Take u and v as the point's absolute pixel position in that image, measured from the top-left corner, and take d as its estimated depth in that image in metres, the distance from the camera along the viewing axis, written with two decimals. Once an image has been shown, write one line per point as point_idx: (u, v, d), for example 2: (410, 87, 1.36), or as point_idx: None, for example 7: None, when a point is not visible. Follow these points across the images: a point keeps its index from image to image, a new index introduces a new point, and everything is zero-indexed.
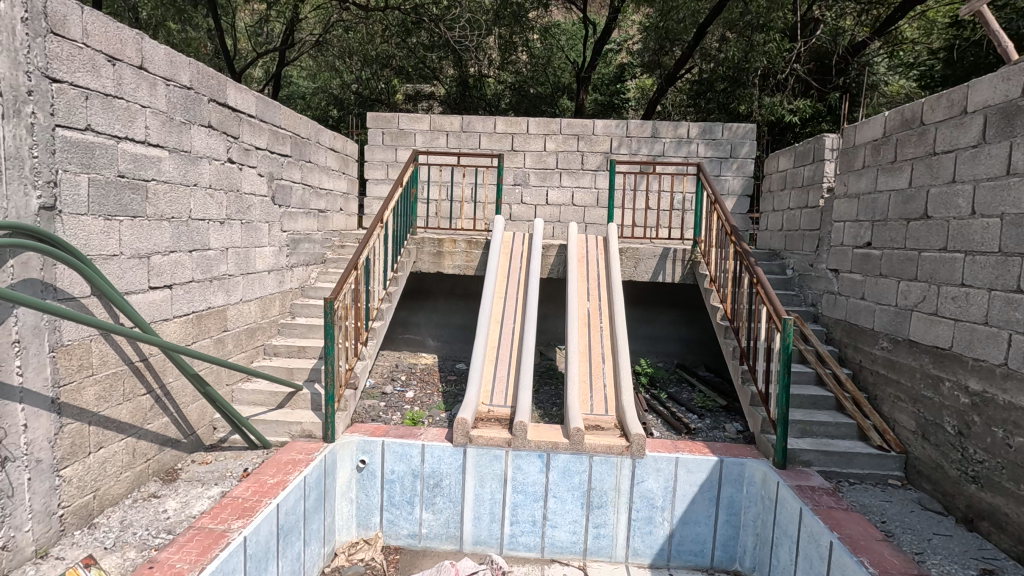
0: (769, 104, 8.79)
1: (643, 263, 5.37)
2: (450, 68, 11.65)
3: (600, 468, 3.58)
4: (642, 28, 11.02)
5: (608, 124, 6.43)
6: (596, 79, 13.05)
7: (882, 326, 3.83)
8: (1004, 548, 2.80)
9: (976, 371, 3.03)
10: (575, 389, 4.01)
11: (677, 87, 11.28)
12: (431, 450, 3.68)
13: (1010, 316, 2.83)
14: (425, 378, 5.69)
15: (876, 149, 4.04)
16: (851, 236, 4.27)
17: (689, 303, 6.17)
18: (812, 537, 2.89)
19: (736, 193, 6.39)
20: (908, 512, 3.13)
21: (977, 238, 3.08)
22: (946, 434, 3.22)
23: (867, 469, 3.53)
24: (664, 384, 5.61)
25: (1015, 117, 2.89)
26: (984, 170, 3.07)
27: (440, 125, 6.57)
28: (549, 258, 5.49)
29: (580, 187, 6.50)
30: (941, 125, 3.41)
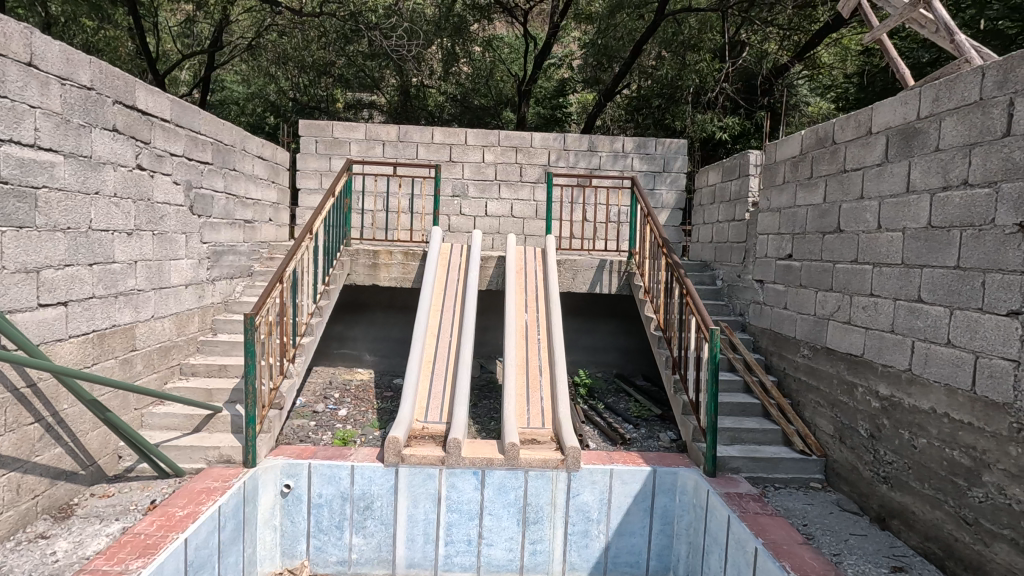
0: (701, 121, 9.18)
1: (580, 275, 5.40)
2: (392, 77, 11.60)
3: (536, 482, 3.54)
4: (582, 45, 11.26)
5: (546, 137, 6.50)
6: (538, 93, 13.21)
7: (803, 334, 4.00)
8: (913, 545, 2.96)
9: (885, 377, 3.20)
10: (511, 402, 3.95)
11: (615, 103, 11.46)
12: (362, 471, 3.53)
13: (913, 325, 3.01)
14: (360, 395, 5.50)
15: (794, 165, 4.24)
16: (774, 248, 4.46)
17: (626, 313, 6.28)
18: (739, 543, 2.95)
19: (669, 206, 6.57)
20: (827, 514, 3.26)
21: (883, 251, 3.27)
22: (860, 437, 3.38)
23: (791, 473, 3.66)
24: (602, 394, 5.68)
25: (912, 139, 3.10)
26: (887, 188, 3.27)
27: (377, 135, 6.44)
28: (488, 270, 5.43)
29: (519, 199, 6.52)
30: (850, 144, 3.62)
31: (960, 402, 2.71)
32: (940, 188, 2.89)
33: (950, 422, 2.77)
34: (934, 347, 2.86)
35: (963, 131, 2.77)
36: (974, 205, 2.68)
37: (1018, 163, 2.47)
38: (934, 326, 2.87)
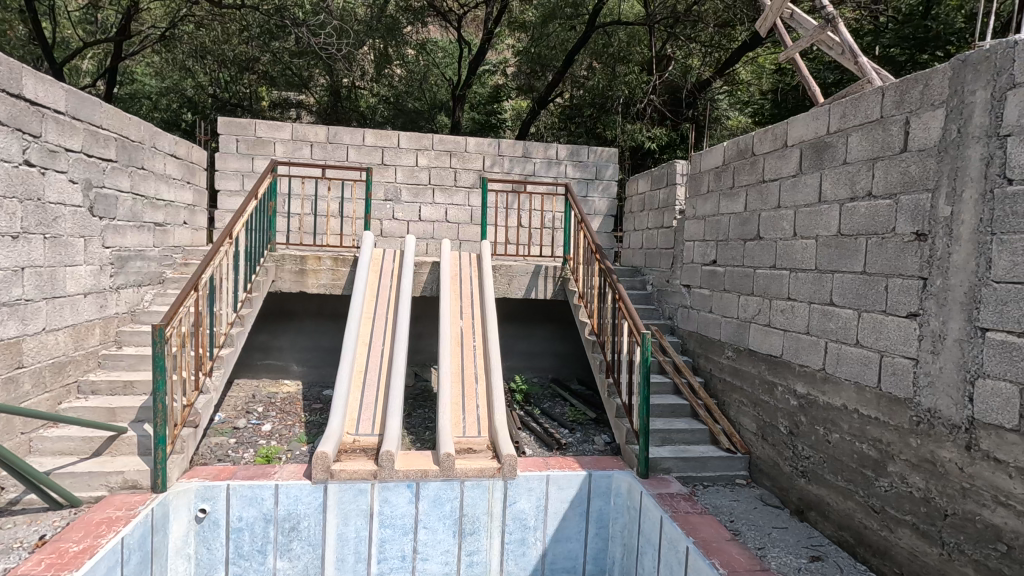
0: (631, 131, 9.45)
1: (515, 281, 5.40)
2: (322, 77, 11.21)
3: (472, 492, 3.46)
4: (516, 53, 11.38)
5: (480, 142, 6.48)
6: (472, 98, 13.46)
7: (728, 337, 4.18)
8: (828, 534, 3.14)
9: (802, 376, 3.39)
10: (447, 411, 3.86)
11: (549, 111, 11.47)
12: (287, 490, 3.33)
13: (826, 327, 3.20)
14: (286, 408, 5.22)
15: (717, 175, 4.44)
16: (700, 254, 4.64)
17: (561, 318, 6.34)
18: (671, 543, 3.02)
19: (602, 213, 6.72)
20: (752, 509, 3.41)
21: (799, 257, 3.47)
22: (780, 434, 3.56)
23: (719, 471, 3.80)
24: (538, 399, 5.69)
25: (823, 152, 3.31)
26: (802, 198, 3.47)
27: (305, 135, 6.18)
28: (422, 276, 5.31)
29: (454, 204, 6.45)
30: (768, 156, 3.82)
31: (867, 398, 2.91)
32: (848, 199, 3.10)
33: (859, 417, 2.96)
34: (845, 347, 3.06)
35: (867, 146, 2.98)
36: (878, 215, 2.88)
37: (915, 176, 2.68)
38: (845, 328, 3.06)
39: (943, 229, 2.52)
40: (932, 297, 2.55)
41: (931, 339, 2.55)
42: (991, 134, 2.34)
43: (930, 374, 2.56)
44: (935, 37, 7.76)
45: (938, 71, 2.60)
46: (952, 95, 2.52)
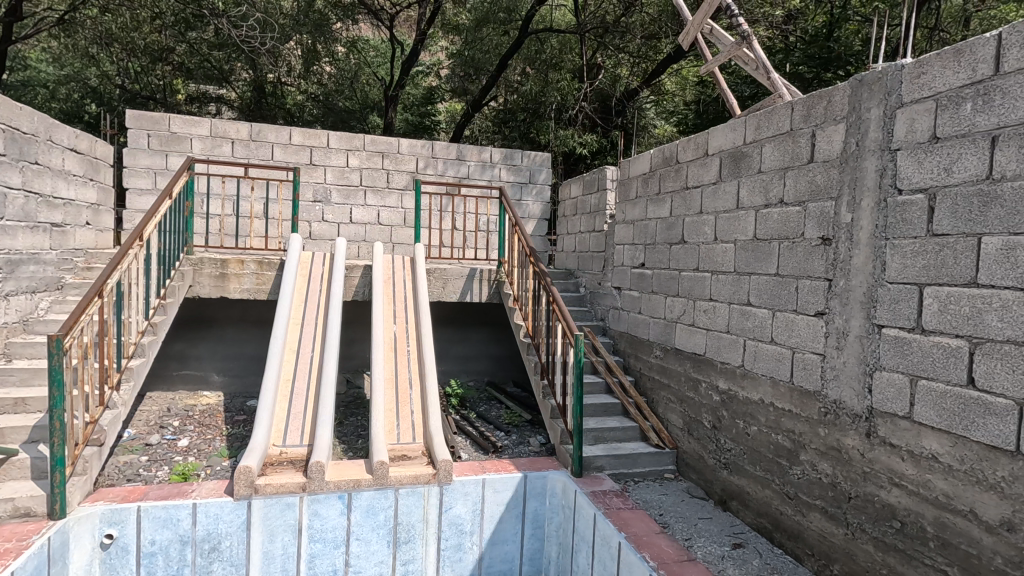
0: (564, 137, 9.56)
1: (450, 284, 5.36)
2: (244, 71, 10.69)
3: (406, 500, 3.39)
4: (449, 55, 11.34)
5: (413, 144, 6.39)
6: (405, 99, 13.08)
7: (656, 336, 4.34)
8: (748, 521, 3.33)
9: (724, 373, 3.58)
10: (380, 418, 3.76)
11: (484, 114, 11.62)
12: (206, 508, 3.13)
13: (744, 326, 3.39)
14: (206, 421, 4.91)
15: (645, 181, 4.61)
16: (629, 257, 4.79)
17: (497, 321, 6.37)
18: (604, 539, 3.09)
19: (536, 216, 6.80)
20: (679, 502, 3.56)
21: (719, 260, 3.66)
22: (704, 428, 3.74)
23: (648, 466, 3.94)
24: (473, 403, 5.68)
25: (740, 161, 3.51)
26: (721, 204, 3.67)
27: (225, 131, 5.85)
28: (353, 279, 5.15)
29: (386, 206, 6.33)
30: (690, 164, 4.01)
31: (782, 391, 3.11)
32: (763, 206, 3.30)
33: (775, 409, 3.16)
34: (761, 345, 3.25)
35: (779, 156, 3.19)
36: (789, 221, 3.09)
37: (820, 185, 2.90)
38: (761, 327, 3.26)
39: (845, 234, 2.74)
40: (836, 297, 2.77)
41: (836, 335, 2.76)
42: (885, 147, 2.57)
43: (835, 368, 2.77)
44: (838, 57, 8.58)
45: (839, 89, 2.83)
46: (851, 112, 2.75)
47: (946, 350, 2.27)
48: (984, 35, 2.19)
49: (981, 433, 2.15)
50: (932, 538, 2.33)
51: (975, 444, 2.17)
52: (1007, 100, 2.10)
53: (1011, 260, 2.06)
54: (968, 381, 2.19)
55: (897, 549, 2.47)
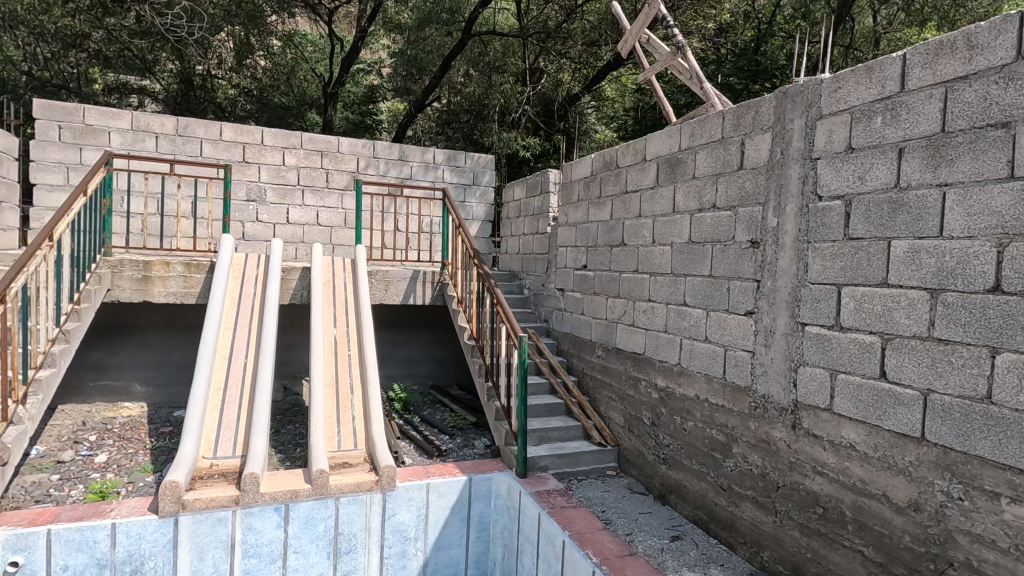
0: (507, 139, 9.70)
1: (393, 286, 5.27)
2: (170, 62, 10.13)
3: (347, 509, 3.29)
4: (391, 54, 11.16)
5: (354, 143, 6.23)
6: (346, 96, 12.82)
7: (598, 337, 4.43)
8: (686, 514, 3.46)
9: (662, 371, 3.70)
10: (319, 425, 3.62)
11: (427, 114, 11.50)
12: (127, 528, 2.92)
13: (681, 325, 3.52)
14: (127, 434, 4.59)
15: (586, 185, 4.70)
16: (572, 259, 4.87)
17: (441, 323, 6.31)
18: (549, 539, 3.12)
19: (480, 218, 6.78)
20: (621, 498, 3.64)
21: (657, 262, 3.78)
22: (644, 425, 3.85)
23: (591, 465, 4.02)
24: (417, 407, 5.60)
25: (676, 167, 3.65)
26: (659, 208, 3.79)
27: (148, 125, 5.50)
28: (291, 282, 4.96)
29: (325, 206, 6.14)
30: (629, 169, 4.13)
31: (715, 387, 3.25)
32: (697, 210, 3.44)
33: (710, 405, 3.30)
34: (696, 344, 3.39)
35: (712, 163, 3.34)
36: (721, 225, 3.24)
37: (749, 191, 3.06)
38: (696, 326, 3.39)
39: (772, 238, 2.90)
40: (764, 297, 2.93)
41: (765, 333, 2.91)
42: (806, 156, 2.74)
43: (764, 365, 2.92)
44: (764, 70, 9.14)
45: (765, 100, 2.99)
46: (776, 122, 2.91)
47: (862, 345, 2.44)
48: (891, 55, 2.38)
49: (891, 422, 2.32)
50: (850, 521, 2.50)
51: (887, 432, 2.34)
52: (912, 115, 2.28)
53: (916, 261, 2.24)
54: (880, 374, 2.37)
55: (820, 534, 2.63)
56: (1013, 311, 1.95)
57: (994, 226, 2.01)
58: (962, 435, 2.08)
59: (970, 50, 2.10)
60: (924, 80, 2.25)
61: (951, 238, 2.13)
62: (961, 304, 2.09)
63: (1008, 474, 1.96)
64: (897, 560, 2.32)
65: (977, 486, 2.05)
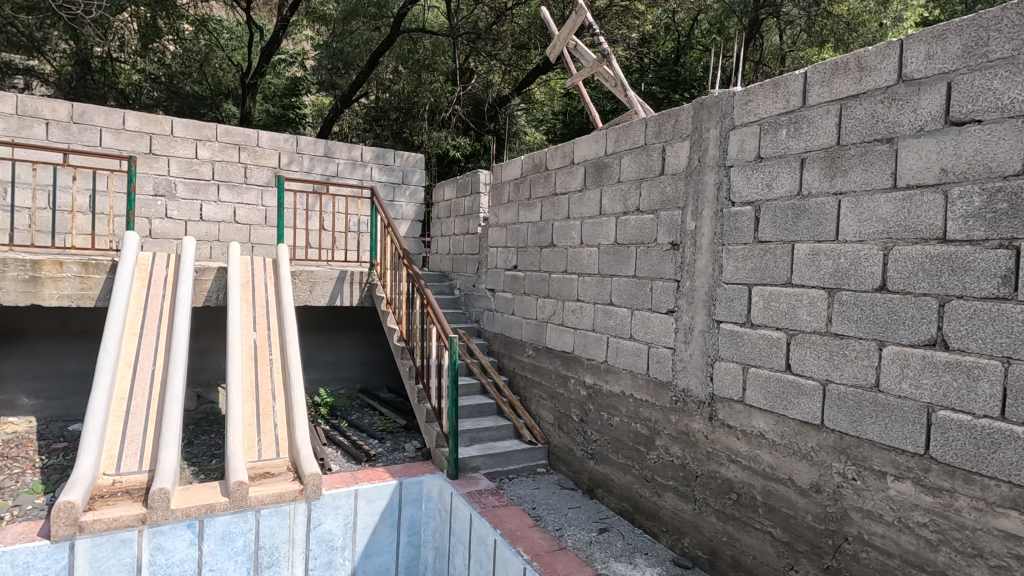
0: (437, 138, 9.56)
1: (318, 287, 5.07)
2: (63, 41, 9.23)
3: (269, 521, 3.14)
4: (316, 46, 10.77)
5: (275, 137, 5.94)
6: (266, 88, 12.23)
7: (528, 336, 4.49)
8: (612, 506, 3.58)
9: (590, 369, 3.80)
10: (237, 434, 3.42)
11: (354, 110, 11.15)
12: (13, 556, 2.65)
13: (607, 324, 3.63)
14: (13, 452, 4.13)
15: (516, 186, 4.74)
16: (502, 260, 4.90)
17: (369, 325, 6.15)
18: (481, 538, 3.12)
19: (409, 218, 6.65)
20: (551, 495, 3.71)
21: (585, 263, 3.88)
22: (573, 422, 3.95)
23: (521, 463, 4.07)
24: (345, 411, 5.43)
25: (602, 171, 3.76)
26: (586, 210, 3.90)
27: (37, 110, 4.98)
28: (205, 284, 4.66)
29: (243, 203, 5.82)
30: (558, 172, 4.21)
31: (640, 383, 3.38)
32: (622, 213, 3.56)
33: (634, 401, 3.43)
34: (621, 341, 3.51)
35: (636, 168, 3.47)
36: (644, 227, 3.38)
37: (670, 196, 3.21)
38: (621, 325, 3.52)
39: (690, 240, 3.06)
40: (684, 297, 3.08)
41: (684, 331, 3.07)
42: (721, 164, 2.91)
43: (683, 361, 3.08)
44: (684, 81, 9.66)
45: (684, 110, 3.14)
46: (694, 131, 3.08)
47: (770, 340, 2.63)
48: (794, 72, 2.58)
49: (795, 411, 2.52)
50: (761, 504, 2.68)
51: (792, 420, 2.54)
52: (812, 128, 2.49)
53: (816, 263, 2.44)
54: (785, 367, 2.56)
55: (734, 518, 2.81)
56: (896, 307, 2.16)
57: (881, 232, 2.22)
58: (855, 420, 2.29)
59: (861, 71, 2.31)
60: (823, 96, 2.45)
61: (845, 242, 2.34)
62: (853, 302, 2.30)
63: (894, 454, 2.18)
64: (801, 538, 2.51)
65: (868, 467, 2.26)
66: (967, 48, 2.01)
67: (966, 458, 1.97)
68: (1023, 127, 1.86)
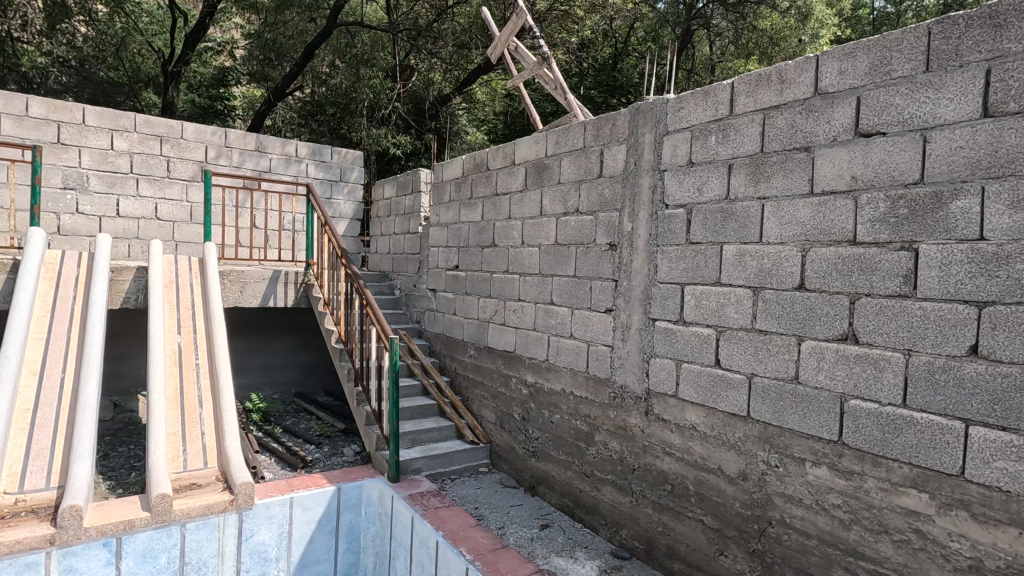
0: (376, 135, 9.28)
1: (250, 287, 4.85)
2: None
3: (196, 535, 2.97)
4: (246, 35, 10.33)
5: (201, 130, 5.63)
6: (190, 78, 11.60)
7: (469, 336, 4.48)
8: (554, 502, 3.63)
9: (531, 367, 3.84)
10: (160, 444, 3.20)
11: (287, 103, 10.71)
12: None
13: (548, 323, 3.68)
14: None
15: (457, 186, 4.72)
16: (444, 260, 4.86)
17: (305, 327, 5.94)
18: (422, 541, 3.09)
19: (347, 216, 6.48)
20: (493, 494, 3.73)
21: (526, 263, 3.92)
22: (515, 421, 3.98)
23: (463, 463, 4.06)
24: (278, 417, 5.22)
25: (543, 172, 3.81)
26: (527, 211, 3.94)
27: None
28: (123, 284, 4.35)
29: (166, 199, 5.47)
30: (499, 172, 4.23)
31: (580, 381, 3.45)
32: (562, 214, 3.63)
33: (574, 398, 3.50)
34: (562, 340, 3.58)
35: (575, 170, 3.54)
36: (583, 228, 3.45)
37: (608, 198, 3.30)
38: (562, 323, 3.58)
39: (627, 241, 3.15)
40: (621, 296, 3.17)
41: (622, 329, 3.16)
42: (656, 168, 3.02)
43: (621, 358, 3.17)
44: (621, 85, 9.88)
45: (621, 114, 3.23)
46: (630, 136, 3.18)
47: (700, 337, 2.75)
48: (722, 82, 2.71)
49: (724, 403, 2.65)
50: (693, 494, 2.81)
51: (721, 413, 2.67)
52: (738, 136, 2.63)
53: (742, 263, 2.58)
54: (715, 362, 2.69)
55: (668, 508, 2.93)
56: (813, 304, 2.33)
57: (799, 234, 2.39)
58: (777, 411, 2.45)
59: (782, 84, 2.47)
60: (748, 106, 2.59)
61: (768, 244, 2.49)
62: (775, 300, 2.45)
63: (811, 442, 2.34)
64: (729, 524, 2.65)
65: (789, 454, 2.42)
66: (873, 67, 2.18)
67: (874, 442, 2.15)
68: (920, 140, 2.04)
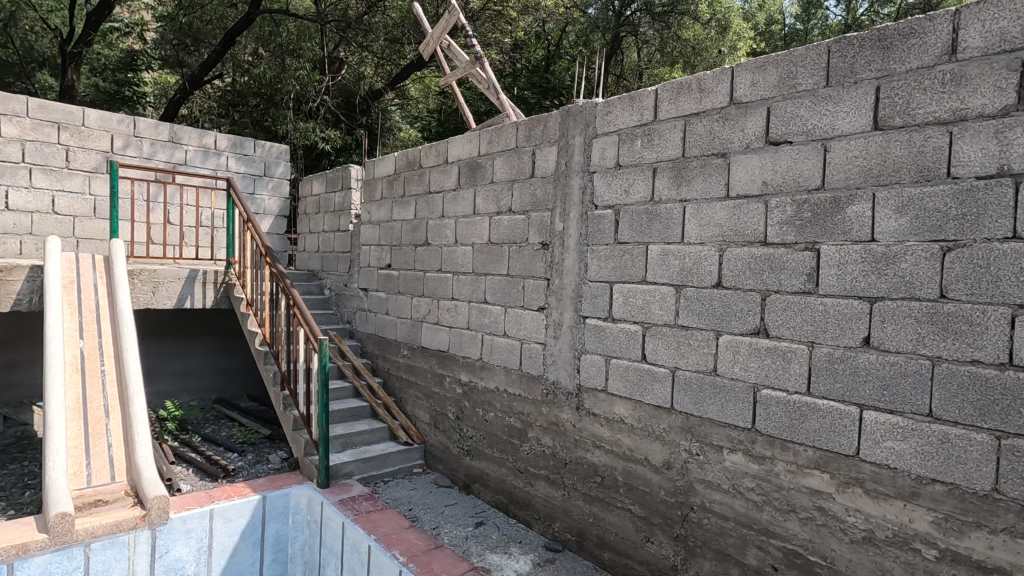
0: (304, 129, 8.98)
1: (164, 287, 4.54)
2: None
3: (103, 556, 2.75)
4: (158, 18, 9.69)
5: (106, 117, 5.21)
6: (93, 60, 10.75)
7: (403, 336, 4.42)
8: (488, 500, 3.65)
9: (465, 366, 3.84)
10: (59, 458, 2.93)
11: (205, 92, 10.12)
12: None
13: (482, 322, 3.70)
14: None
15: (389, 183, 4.63)
16: (376, 258, 4.76)
17: (225, 329, 5.63)
18: (353, 546, 3.02)
19: (272, 213, 6.21)
20: (427, 494, 3.70)
21: (459, 262, 3.92)
22: (449, 420, 3.96)
23: (396, 465, 4.00)
24: (197, 425, 4.92)
25: (475, 171, 3.82)
26: (460, 209, 3.93)
27: None
28: (14, 284, 3.96)
29: (65, 191, 5.01)
30: (432, 170, 4.19)
31: (513, 378, 3.49)
32: (495, 213, 3.65)
33: (508, 395, 3.53)
34: (496, 339, 3.60)
35: (508, 170, 3.57)
36: (515, 228, 3.50)
37: (539, 198, 3.35)
38: (495, 322, 3.61)
39: (558, 241, 3.23)
40: (553, 294, 3.24)
41: (554, 327, 3.23)
42: (586, 170, 3.10)
43: (553, 355, 3.24)
44: (553, 87, 10.09)
45: (552, 116, 3.29)
46: (560, 137, 3.25)
47: (628, 334, 2.86)
48: (647, 88, 2.82)
49: (649, 397, 2.77)
50: (621, 484, 2.92)
51: (647, 405, 2.79)
52: (662, 141, 2.75)
53: (666, 263, 2.71)
54: (641, 357, 2.81)
55: (598, 499, 3.02)
56: (728, 300, 2.48)
57: (717, 235, 2.53)
58: (697, 402, 2.59)
59: (701, 92, 2.60)
60: (670, 113, 2.72)
61: (689, 244, 2.62)
62: (696, 297, 2.59)
63: (728, 430, 2.49)
64: (655, 511, 2.77)
65: (708, 442, 2.56)
66: (781, 80, 2.35)
67: (783, 428, 2.32)
68: (821, 149, 2.22)
